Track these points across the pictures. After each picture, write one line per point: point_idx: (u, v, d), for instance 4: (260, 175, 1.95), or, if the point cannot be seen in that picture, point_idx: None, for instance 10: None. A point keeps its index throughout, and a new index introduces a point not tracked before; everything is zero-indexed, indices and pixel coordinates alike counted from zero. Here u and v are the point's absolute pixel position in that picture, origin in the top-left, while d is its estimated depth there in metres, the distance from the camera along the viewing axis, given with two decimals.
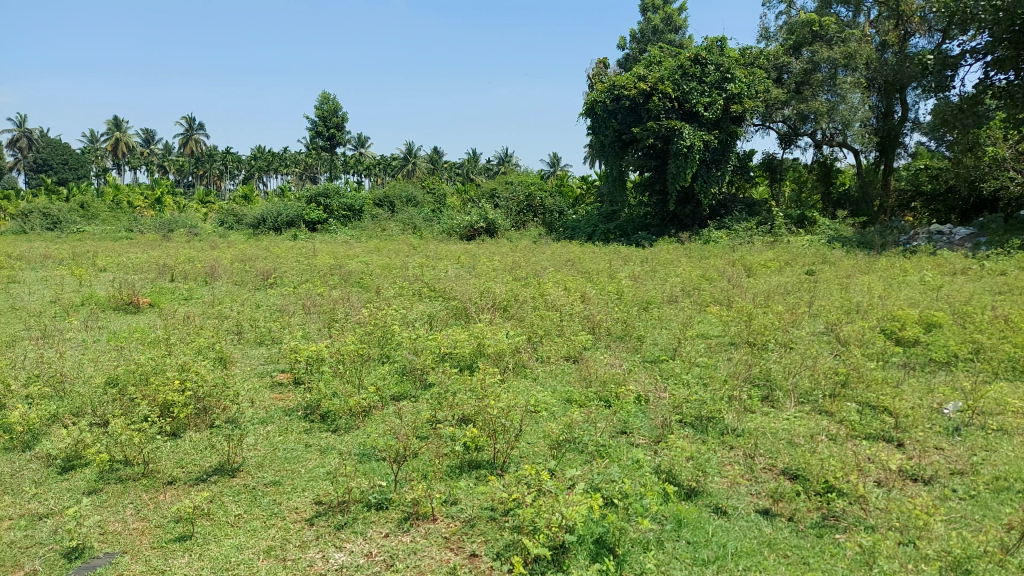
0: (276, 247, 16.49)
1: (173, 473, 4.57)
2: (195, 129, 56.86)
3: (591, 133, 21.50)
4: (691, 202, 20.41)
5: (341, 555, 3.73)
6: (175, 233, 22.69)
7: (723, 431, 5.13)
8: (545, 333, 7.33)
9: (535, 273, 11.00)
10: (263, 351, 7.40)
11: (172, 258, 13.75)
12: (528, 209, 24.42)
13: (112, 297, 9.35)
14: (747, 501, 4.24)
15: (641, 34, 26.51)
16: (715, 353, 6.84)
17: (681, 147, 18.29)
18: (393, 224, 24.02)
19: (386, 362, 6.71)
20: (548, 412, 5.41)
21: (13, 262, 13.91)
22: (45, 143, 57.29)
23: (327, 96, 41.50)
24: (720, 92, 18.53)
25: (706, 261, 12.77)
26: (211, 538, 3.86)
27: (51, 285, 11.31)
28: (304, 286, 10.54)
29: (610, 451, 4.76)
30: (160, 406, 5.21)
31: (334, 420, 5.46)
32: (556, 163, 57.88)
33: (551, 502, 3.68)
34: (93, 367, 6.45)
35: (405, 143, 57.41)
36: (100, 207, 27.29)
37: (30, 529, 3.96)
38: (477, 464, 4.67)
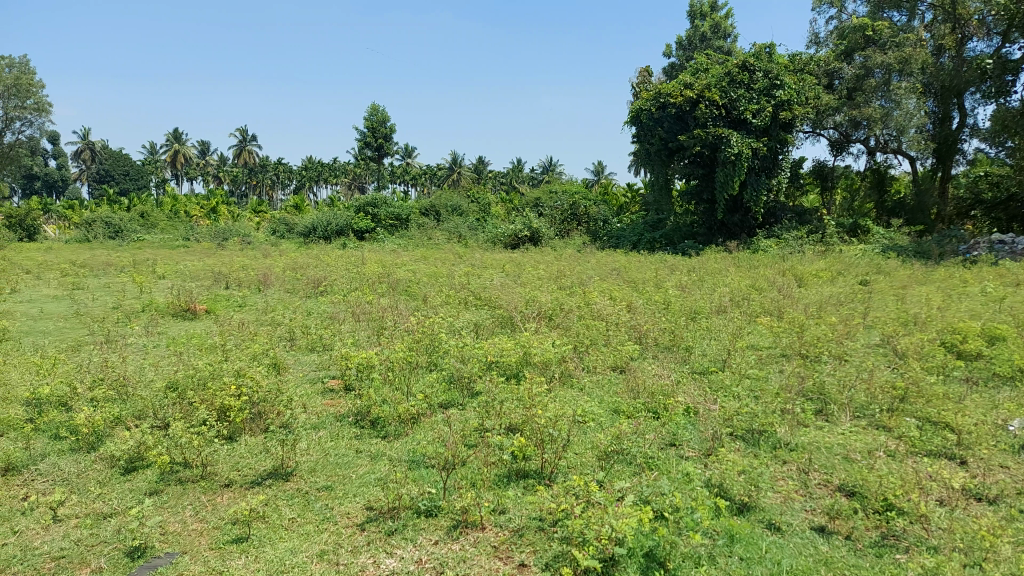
0: (327, 256, 16.86)
1: (229, 475, 4.69)
2: (248, 140, 58.48)
3: (636, 141, 21.41)
4: (739, 210, 20.10)
5: (392, 560, 3.77)
6: (229, 243, 23.36)
7: (775, 445, 5.01)
8: (592, 343, 7.29)
9: (580, 282, 10.98)
10: (314, 357, 7.55)
11: (227, 266, 14.16)
12: (572, 217, 24.47)
13: (171, 304, 9.66)
14: (802, 518, 4.13)
15: (687, 41, 26.33)
16: (766, 365, 6.71)
17: (729, 155, 18.00)
18: (439, 233, 24.25)
19: (433, 370, 6.78)
20: (595, 422, 5.37)
21: (77, 269, 14.51)
22: (108, 155, 59.68)
23: (377, 107, 42.29)
24: (768, 99, 18.21)
25: (755, 270, 12.54)
26: (267, 541, 3.94)
27: (113, 292, 11.74)
28: (352, 294, 10.71)
29: (659, 463, 4.70)
30: (217, 410, 5.33)
31: (384, 427, 5.53)
32: (600, 171, 58.02)
33: (601, 514, 3.65)
34: (154, 372, 6.69)
35: (451, 153, 58.02)
36: (160, 217, 28.26)
37: (95, 527, 4.11)
38: (525, 474, 4.65)
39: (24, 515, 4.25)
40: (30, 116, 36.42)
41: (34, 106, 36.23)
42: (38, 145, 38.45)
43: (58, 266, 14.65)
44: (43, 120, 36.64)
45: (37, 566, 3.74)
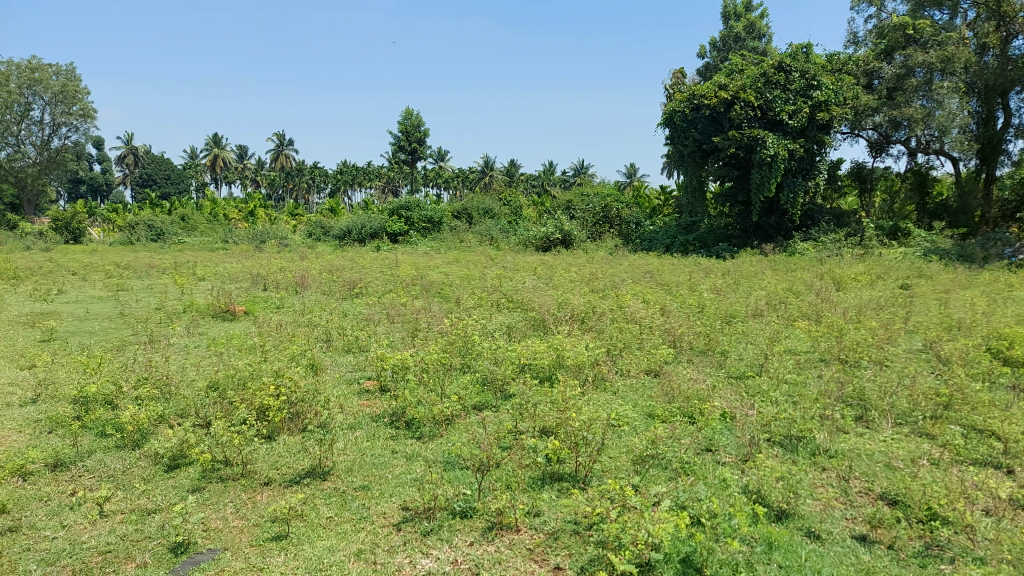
0: (361, 259, 17.07)
1: (268, 474, 4.77)
2: (285, 145, 59.43)
3: (669, 142, 21.30)
4: (775, 212, 19.82)
5: (428, 561, 3.80)
6: (266, 245, 23.76)
7: (815, 451, 4.92)
8: (625, 347, 7.26)
9: (613, 285, 10.94)
10: (350, 358, 7.64)
11: (265, 268, 14.42)
12: (604, 220, 24.41)
13: (211, 305, 9.87)
14: (843, 526, 4.05)
15: (722, 42, 26.07)
16: (804, 370, 6.60)
17: (764, 156, 17.76)
18: (471, 236, 24.35)
19: (467, 372, 6.82)
20: (630, 425, 5.34)
21: (121, 270, 14.90)
22: (150, 159, 61.19)
23: (411, 112, 42.65)
24: (805, 100, 17.93)
25: (792, 273, 12.35)
26: (305, 539, 4.01)
27: (156, 293, 12.04)
28: (387, 296, 10.83)
29: (695, 469, 4.65)
30: (257, 410, 5.43)
31: (419, 428, 5.58)
32: (633, 174, 57.80)
33: (637, 519, 3.63)
34: (196, 371, 6.84)
35: (483, 156, 58.22)
36: (199, 219, 28.88)
37: (140, 523, 4.21)
38: (559, 477, 4.64)
39: (72, 510, 4.38)
40: (75, 122, 37.54)
41: (80, 112, 37.33)
42: (84, 150, 39.60)
43: (104, 267, 15.07)
44: (88, 126, 37.71)
45: (85, 559, 3.84)
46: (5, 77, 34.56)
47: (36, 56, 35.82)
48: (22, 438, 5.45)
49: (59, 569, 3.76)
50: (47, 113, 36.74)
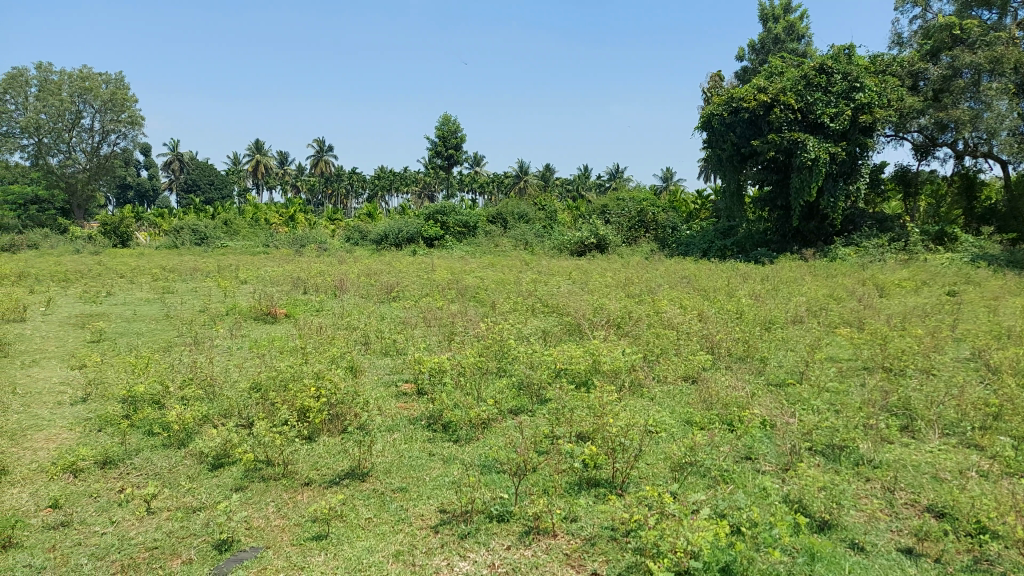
0: (399, 263, 17.20)
1: (309, 474, 4.86)
2: (325, 151, 60.32)
3: (707, 147, 21.15)
4: (816, 217, 19.46)
5: (466, 563, 3.82)
6: (306, 249, 24.16)
7: (858, 461, 4.82)
8: (662, 353, 7.20)
9: (649, 290, 10.88)
10: (388, 361, 7.74)
11: (305, 271, 14.67)
12: (640, 224, 24.28)
13: (253, 308, 10.08)
14: (888, 538, 3.96)
15: (760, 44, 25.77)
16: (847, 378, 6.46)
17: (804, 160, 17.45)
18: (506, 240, 24.43)
19: (503, 376, 6.83)
20: (667, 432, 5.28)
21: (167, 274, 15.30)
22: (194, 165, 62.80)
23: (447, 117, 42.95)
24: (847, 102, 17.57)
25: (833, 279, 12.12)
26: (345, 539, 4.06)
27: (200, 296, 12.34)
28: (423, 299, 10.92)
29: (735, 477, 4.59)
30: (298, 411, 5.54)
31: (455, 431, 5.62)
32: (669, 177, 57.54)
33: (675, 527, 3.60)
34: (239, 373, 7.00)
35: (518, 161, 58.34)
36: (241, 224, 29.51)
37: (185, 520, 4.32)
38: (596, 483, 4.62)
39: (121, 506, 4.51)
40: (124, 129, 38.70)
41: (128, 120, 38.48)
42: (131, 157, 40.83)
43: (151, 270, 15.49)
44: (135, 133, 38.84)
45: (132, 555, 3.95)
46: (58, 86, 35.88)
47: (87, 65, 37.08)
48: (73, 436, 5.64)
49: (108, 563, 3.87)
50: (97, 120, 37.99)
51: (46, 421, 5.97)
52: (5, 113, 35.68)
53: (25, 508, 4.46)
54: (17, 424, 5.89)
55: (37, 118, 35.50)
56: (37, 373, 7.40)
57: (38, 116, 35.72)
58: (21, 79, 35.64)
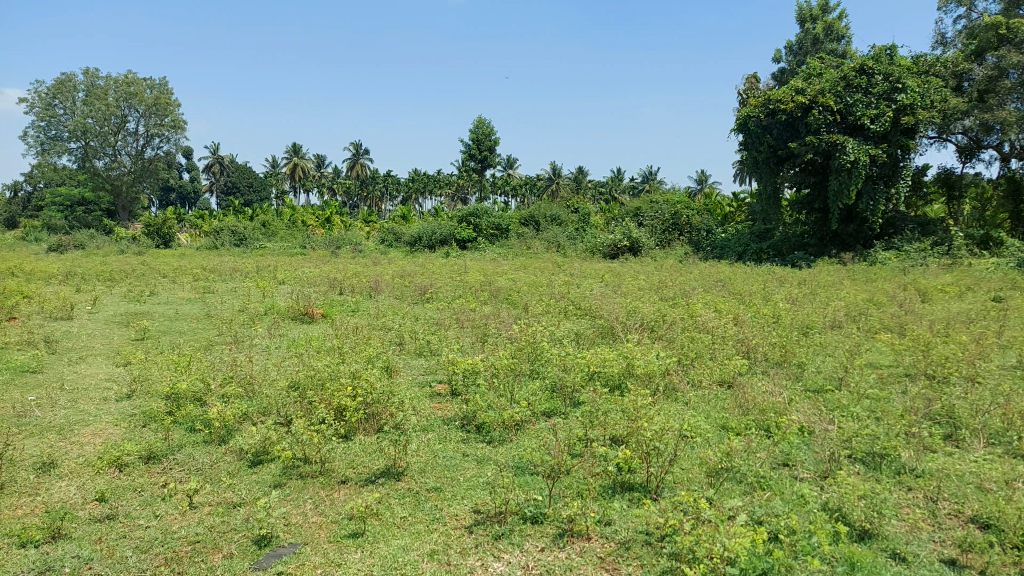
0: (432, 264, 17.35)
1: (346, 473, 4.93)
2: (361, 154, 60.92)
3: (743, 149, 20.95)
4: (855, 220, 19.10)
5: (500, 564, 3.84)
6: (342, 251, 24.49)
7: (899, 470, 4.72)
8: (697, 356, 7.13)
9: (683, 293, 10.82)
10: (423, 361, 7.82)
11: (341, 273, 14.87)
12: (674, 227, 24.09)
13: (291, 308, 10.25)
14: (930, 549, 3.87)
15: (798, 45, 25.42)
16: (887, 385, 6.33)
17: (844, 162, 17.12)
18: (538, 242, 24.45)
19: (536, 378, 6.85)
20: (702, 436, 5.22)
21: (208, 274, 15.66)
22: (234, 168, 64.14)
23: (481, 120, 43.11)
24: (888, 104, 17.19)
25: (873, 283, 11.90)
26: (381, 537, 4.11)
27: (239, 296, 12.60)
28: (456, 301, 10.99)
29: (772, 483, 4.52)
30: (335, 410, 5.64)
31: (489, 432, 5.65)
32: (703, 179, 57.12)
33: (712, 532, 3.57)
34: (278, 371, 7.14)
35: (551, 164, 58.32)
36: (279, 225, 30.05)
37: (226, 515, 4.42)
38: (631, 487, 4.60)
39: (164, 500, 4.62)
40: (167, 133, 39.69)
41: (171, 124, 39.46)
42: (173, 160, 41.83)
43: (192, 270, 15.85)
44: (178, 136, 39.81)
45: (176, 548, 4.05)
46: (104, 91, 36.95)
47: (132, 71, 38.12)
48: (119, 431, 5.81)
49: (152, 556, 3.97)
50: (141, 124, 39.01)
51: (93, 416, 6.16)
52: (54, 117, 36.89)
53: (73, 500, 4.62)
54: (65, 419, 6.09)
55: (84, 122, 36.59)
56: (84, 370, 7.63)
57: (85, 121, 36.83)
58: (69, 85, 36.83)
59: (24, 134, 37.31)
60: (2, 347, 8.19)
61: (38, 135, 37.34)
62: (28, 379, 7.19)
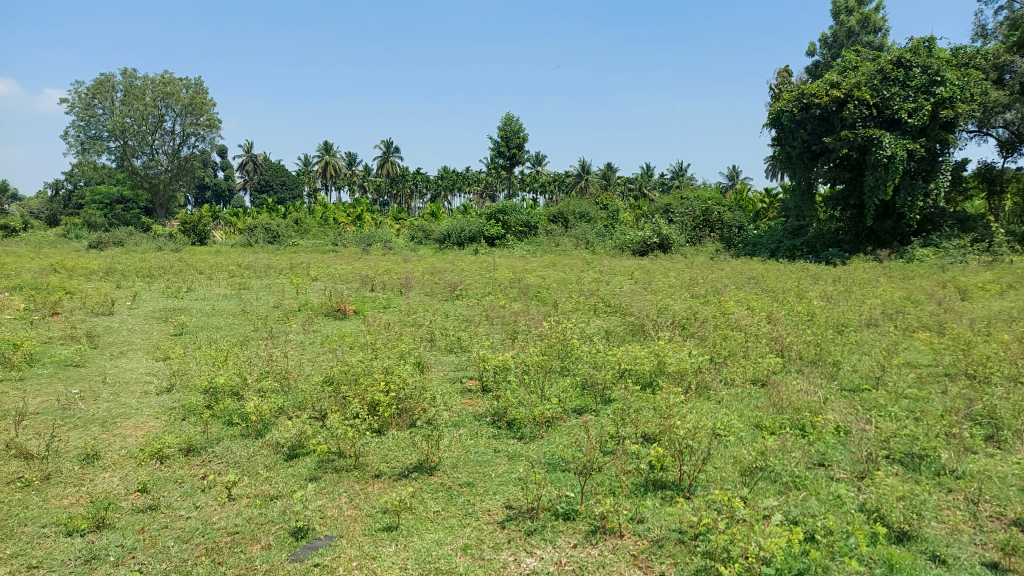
0: (462, 261, 17.43)
1: (379, 467, 4.99)
2: (391, 152, 61.14)
3: (776, 145, 20.75)
4: (891, 216, 18.77)
5: (533, 560, 3.86)
6: (372, 248, 24.73)
7: (939, 471, 4.63)
8: (730, 355, 7.07)
9: (715, 290, 10.73)
10: (453, 358, 7.88)
11: (372, 269, 15.01)
12: (704, 223, 23.87)
13: (324, 304, 10.39)
14: (971, 552, 3.79)
15: (833, 38, 24.99)
16: (927, 385, 6.20)
17: (880, 157, 16.77)
18: (567, 239, 24.41)
19: (566, 375, 6.85)
20: (736, 435, 5.18)
21: (243, 270, 15.96)
22: (267, 166, 65.14)
23: (510, 118, 43.11)
24: (927, 97, 16.73)
25: (910, 281, 11.65)
26: (415, 531, 4.16)
27: (274, 292, 12.82)
28: (486, 298, 11.02)
29: (808, 483, 4.46)
30: (369, 404, 5.70)
31: (520, 429, 5.66)
32: (735, 175, 56.51)
33: (747, 532, 3.54)
34: (312, 367, 7.26)
35: (580, 161, 58.05)
36: (311, 223, 30.46)
37: (263, 507, 4.51)
38: (663, 485, 4.58)
39: (204, 492, 4.73)
40: (202, 132, 40.41)
41: (206, 123, 40.17)
42: (208, 158, 42.60)
43: (228, 267, 16.15)
44: (213, 135, 40.52)
45: (215, 539, 4.15)
46: (142, 91, 37.68)
47: (168, 71, 38.79)
48: (159, 424, 5.96)
49: (193, 546, 4.07)
50: (178, 124, 39.76)
51: (134, 409, 6.32)
52: (93, 117, 37.83)
53: (117, 491, 4.75)
54: (108, 412, 6.26)
55: (123, 122, 37.46)
56: (125, 364, 7.83)
57: (124, 120, 37.69)
58: (108, 85, 37.65)
59: (65, 134, 38.31)
60: (46, 341, 8.44)
61: (78, 135, 38.34)
62: (72, 373, 7.40)
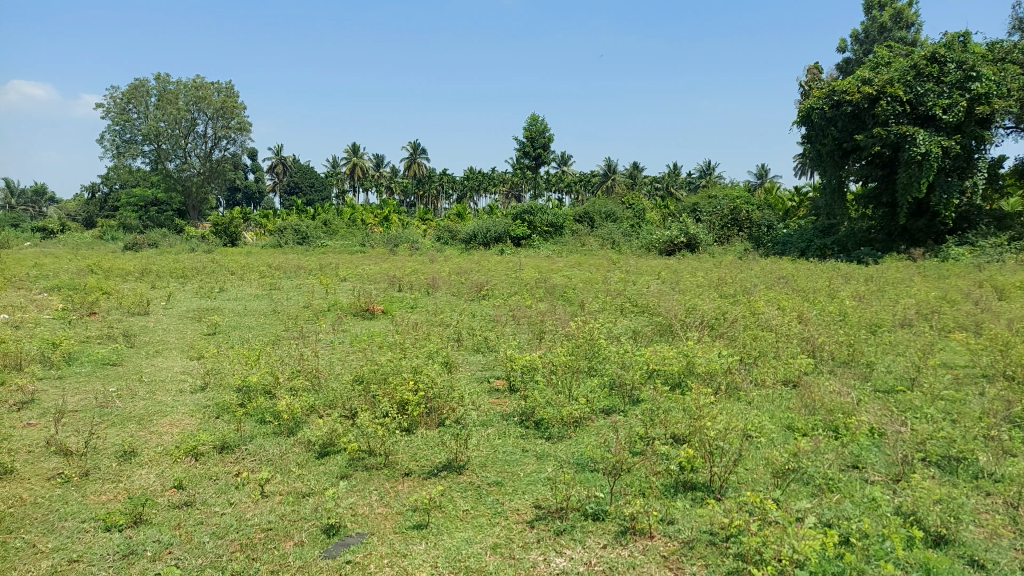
0: (488, 262, 17.47)
1: (409, 465, 5.04)
2: (418, 153, 61.54)
3: (806, 142, 20.51)
4: (925, 214, 18.43)
5: (562, 560, 3.86)
6: (399, 249, 24.90)
7: (977, 474, 4.53)
8: (760, 355, 7.00)
9: (743, 290, 10.64)
10: (481, 357, 7.92)
11: (400, 270, 15.11)
12: (733, 222, 23.65)
13: (352, 304, 10.51)
14: (1011, 557, 3.70)
15: (864, 33, 24.63)
16: (964, 386, 6.08)
17: (913, 154, 16.43)
18: (593, 239, 24.34)
19: (594, 375, 6.84)
20: (767, 436, 5.13)
21: (273, 271, 16.20)
22: (296, 168, 65.93)
23: (536, 118, 43.09)
24: (962, 93, 16.43)
25: (945, 280, 11.42)
26: (444, 530, 4.19)
27: (303, 292, 12.98)
28: (513, 298, 11.04)
29: (841, 486, 4.41)
30: (398, 404, 5.75)
31: (548, 429, 5.67)
32: (763, 174, 55.86)
33: (780, 534, 3.51)
34: (342, 366, 7.34)
35: (606, 160, 57.79)
36: (339, 224, 30.79)
37: (296, 504, 4.57)
38: (693, 486, 4.54)
39: (238, 489, 4.81)
40: (233, 135, 41.02)
41: (237, 126, 40.77)
42: (238, 161, 43.26)
43: (258, 268, 16.40)
44: (243, 138, 41.14)
45: (249, 535, 4.21)
46: (175, 96, 38.34)
47: (200, 76, 39.40)
48: (193, 422, 6.07)
49: (228, 542, 4.14)
50: (210, 127, 40.42)
51: (170, 407, 6.46)
52: (128, 122, 38.66)
53: (153, 487, 4.85)
54: (144, 409, 6.40)
55: (156, 126, 38.22)
56: (160, 363, 8.00)
57: (157, 124, 38.45)
58: (142, 90, 38.38)
59: (100, 138, 39.18)
60: (85, 341, 8.66)
61: (113, 139, 39.21)
62: (110, 371, 7.58)
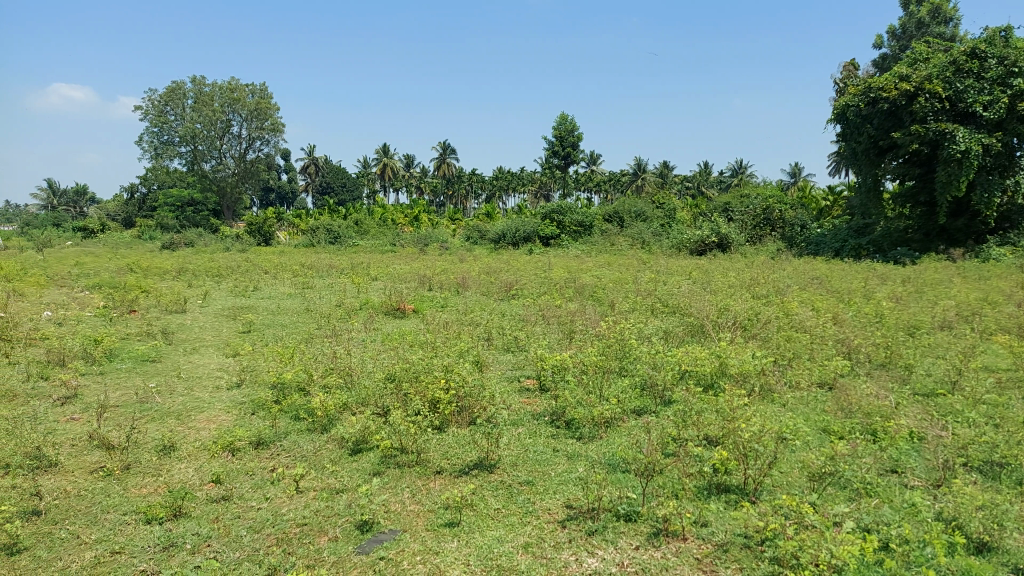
0: (517, 261, 17.48)
1: (440, 464, 5.07)
2: (447, 154, 61.86)
3: (840, 141, 20.18)
4: (964, 213, 17.97)
5: (594, 560, 3.85)
6: (429, 248, 25.01)
7: (1021, 480, 4.39)
8: (794, 357, 6.91)
9: (776, 290, 10.49)
10: (511, 356, 7.94)
11: (430, 269, 15.18)
12: (765, 222, 23.34)
13: (384, 304, 10.60)
14: None
15: (901, 29, 24.15)
16: (1007, 390, 5.93)
17: (952, 152, 16.01)
18: (623, 239, 24.21)
19: (625, 375, 6.81)
20: (803, 439, 5.06)
21: (306, 270, 16.39)
22: (327, 168, 66.69)
23: (565, 117, 42.96)
24: (1004, 89, 16.04)
25: (986, 281, 11.14)
26: (476, 528, 4.21)
27: (335, 291, 13.12)
28: (543, 298, 11.04)
29: (879, 490, 4.33)
30: (430, 402, 5.79)
31: (579, 429, 5.67)
32: (796, 172, 55.03)
33: (817, 539, 3.46)
34: (373, 364, 7.41)
35: (636, 160, 57.39)
36: (370, 224, 31.05)
37: (330, 500, 4.63)
38: (727, 488, 4.50)
39: (273, 484, 4.89)
40: (267, 136, 41.64)
41: (271, 127, 41.37)
42: (272, 162, 43.93)
43: (292, 267, 16.62)
44: (277, 139, 41.73)
45: (284, 530, 4.28)
46: (211, 98, 39.02)
47: (235, 78, 40.03)
48: (230, 418, 6.19)
49: (264, 536, 4.21)
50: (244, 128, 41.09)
51: (207, 403, 6.59)
52: (166, 123, 39.47)
53: (192, 482, 4.95)
54: (183, 405, 6.54)
55: (192, 128, 38.97)
56: (197, 359, 8.16)
57: (194, 126, 39.19)
58: (179, 92, 39.12)
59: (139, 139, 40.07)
60: (125, 337, 8.87)
61: (151, 140, 40.09)
62: (148, 368, 7.76)
